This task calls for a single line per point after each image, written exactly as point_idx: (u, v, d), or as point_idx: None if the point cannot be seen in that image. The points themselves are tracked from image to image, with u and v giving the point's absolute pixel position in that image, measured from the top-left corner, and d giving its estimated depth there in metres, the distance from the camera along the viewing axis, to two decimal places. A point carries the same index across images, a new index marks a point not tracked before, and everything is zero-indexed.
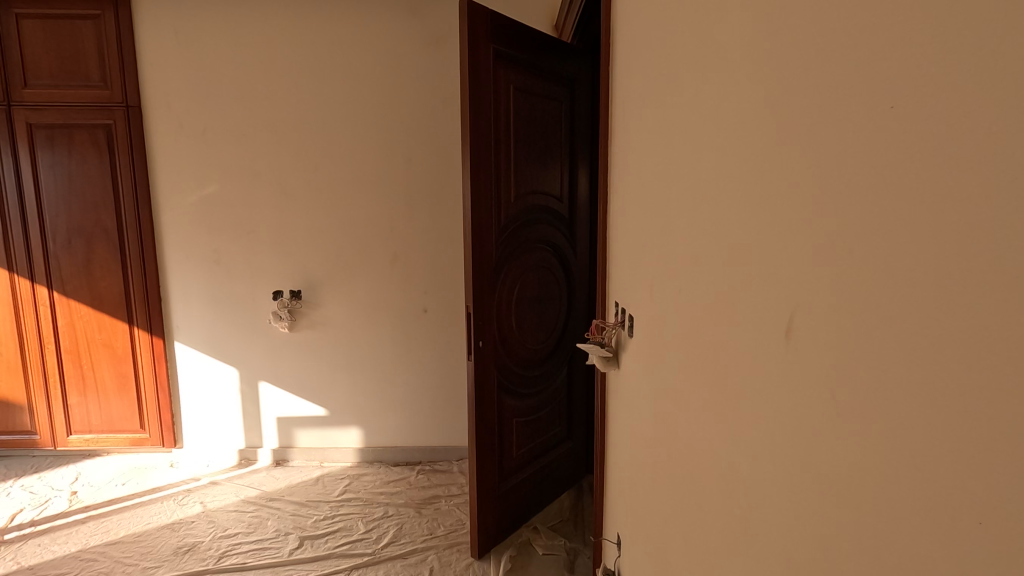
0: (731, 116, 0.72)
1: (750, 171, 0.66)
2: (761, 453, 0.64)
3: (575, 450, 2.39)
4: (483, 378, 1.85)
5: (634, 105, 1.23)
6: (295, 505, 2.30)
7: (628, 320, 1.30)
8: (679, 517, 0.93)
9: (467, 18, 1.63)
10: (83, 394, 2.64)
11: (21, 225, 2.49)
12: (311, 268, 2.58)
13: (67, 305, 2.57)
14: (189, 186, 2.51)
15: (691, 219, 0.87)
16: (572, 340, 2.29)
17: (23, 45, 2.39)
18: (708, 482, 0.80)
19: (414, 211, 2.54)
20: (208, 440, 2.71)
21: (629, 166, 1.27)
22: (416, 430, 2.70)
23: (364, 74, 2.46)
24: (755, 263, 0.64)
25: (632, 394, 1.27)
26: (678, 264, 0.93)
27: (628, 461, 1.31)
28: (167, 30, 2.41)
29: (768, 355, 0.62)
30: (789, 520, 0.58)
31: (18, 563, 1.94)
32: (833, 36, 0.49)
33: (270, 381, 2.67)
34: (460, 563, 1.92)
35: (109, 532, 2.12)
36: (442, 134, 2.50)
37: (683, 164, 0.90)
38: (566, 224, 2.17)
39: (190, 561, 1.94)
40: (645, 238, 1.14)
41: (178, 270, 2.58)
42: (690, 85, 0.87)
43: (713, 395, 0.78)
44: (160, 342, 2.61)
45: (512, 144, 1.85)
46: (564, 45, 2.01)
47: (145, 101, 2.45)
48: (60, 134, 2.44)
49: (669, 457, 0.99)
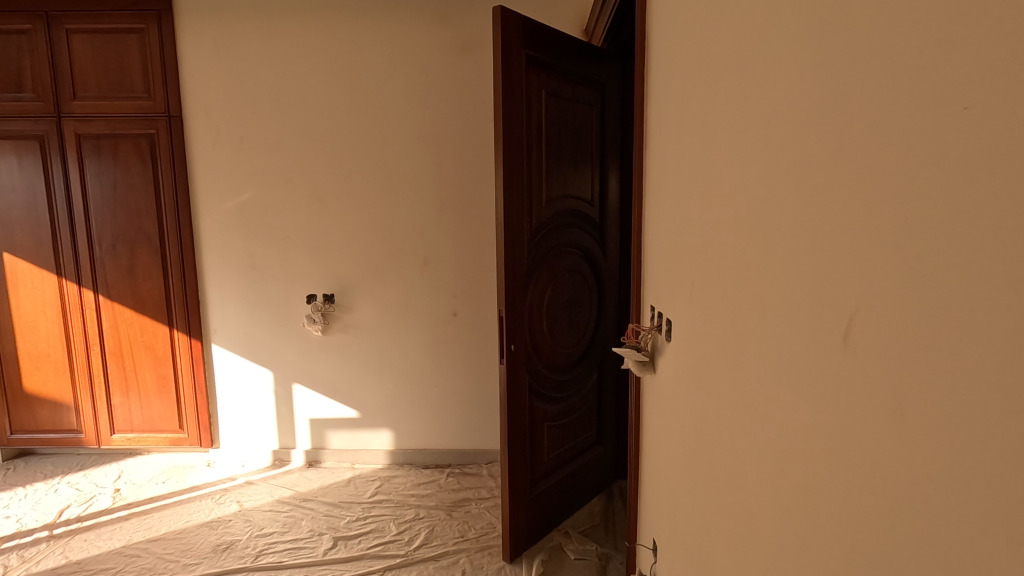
0: (780, 118, 0.71)
1: (802, 173, 0.65)
2: (814, 458, 0.63)
3: (605, 455, 2.37)
4: (515, 381, 1.85)
5: (672, 107, 1.22)
6: (328, 505, 2.34)
7: (665, 324, 1.29)
8: (723, 524, 0.92)
9: (500, 26, 1.64)
10: (126, 394, 2.73)
11: (70, 232, 2.60)
12: (343, 272, 2.62)
13: (111, 308, 2.66)
14: (227, 192, 2.58)
15: (735, 222, 0.86)
16: (603, 344, 2.27)
17: (73, 59, 2.49)
18: (756, 487, 0.79)
19: (445, 216, 2.57)
20: (244, 441, 2.77)
21: (667, 170, 1.27)
22: (446, 433, 2.71)
23: (396, 82, 2.49)
24: (808, 266, 0.64)
25: (670, 398, 1.26)
26: (722, 267, 0.92)
27: (666, 468, 1.30)
28: (207, 42, 2.49)
29: (822, 359, 0.61)
30: (845, 525, 0.57)
31: (66, 558, 2.01)
32: (893, 38, 0.49)
33: (304, 383, 2.71)
34: (492, 566, 1.92)
35: (150, 529, 2.19)
36: (473, 140, 2.52)
37: (727, 166, 0.90)
38: (597, 227, 2.16)
39: (228, 558, 1.98)
40: (683, 241, 1.13)
41: (216, 274, 2.65)
42: (735, 90, 0.86)
43: (761, 399, 0.77)
44: (198, 345, 2.69)
45: (543, 148, 1.85)
46: (595, 49, 2.01)
47: (186, 111, 2.53)
48: (105, 144, 2.54)
49: (710, 461, 0.98)
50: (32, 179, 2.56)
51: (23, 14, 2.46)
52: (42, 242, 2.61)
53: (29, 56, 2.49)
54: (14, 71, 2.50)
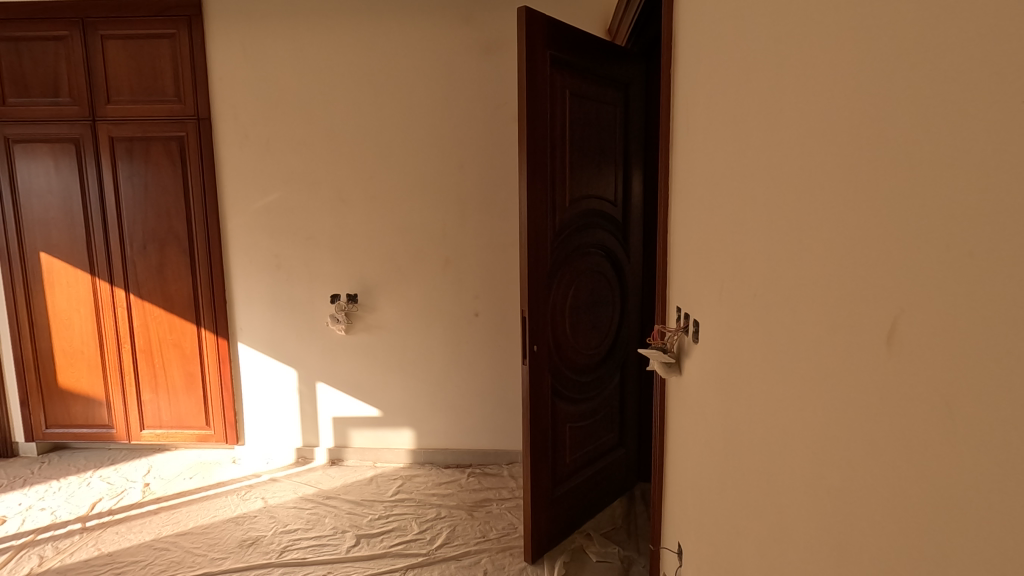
0: (819, 113, 0.69)
1: (843, 169, 0.64)
2: (853, 463, 0.62)
3: (627, 458, 2.35)
4: (537, 382, 1.85)
5: (701, 106, 1.21)
6: (350, 503, 2.36)
7: (692, 326, 1.28)
8: (754, 529, 0.90)
9: (525, 27, 1.64)
10: (155, 391, 2.79)
11: (103, 232, 2.67)
12: (366, 272, 2.65)
13: (141, 306, 2.72)
14: (253, 193, 2.63)
15: (768, 222, 0.85)
16: (625, 346, 2.25)
17: (107, 64, 2.56)
18: (791, 491, 0.77)
19: (467, 217, 2.57)
20: (269, 438, 2.81)
21: (695, 170, 1.25)
22: (467, 432, 2.72)
23: (419, 82, 2.51)
24: (849, 264, 0.62)
25: (697, 401, 1.24)
26: (754, 267, 0.90)
27: (692, 470, 1.29)
28: (235, 46, 2.54)
29: (863, 363, 0.59)
30: (887, 531, 0.55)
31: (98, 550, 2.07)
32: (943, 33, 0.47)
33: (327, 381, 2.74)
34: (514, 566, 1.92)
35: (178, 524, 2.23)
36: (496, 141, 2.53)
37: (759, 166, 0.88)
38: (620, 228, 2.15)
39: (254, 554, 2.01)
40: (712, 242, 1.12)
41: (243, 273, 2.69)
42: (770, 88, 0.85)
43: (797, 401, 0.75)
44: (225, 343, 2.74)
45: (567, 149, 1.85)
46: (618, 49, 2.00)
47: (214, 113, 2.58)
48: (137, 146, 2.60)
49: (740, 464, 0.97)
50: (68, 181, 2.64)
51: (60, 21, 2.53)
52: (77, 242, 2.69)
53: (66, 62, 2.57)
54: (51, 76, 2.58)
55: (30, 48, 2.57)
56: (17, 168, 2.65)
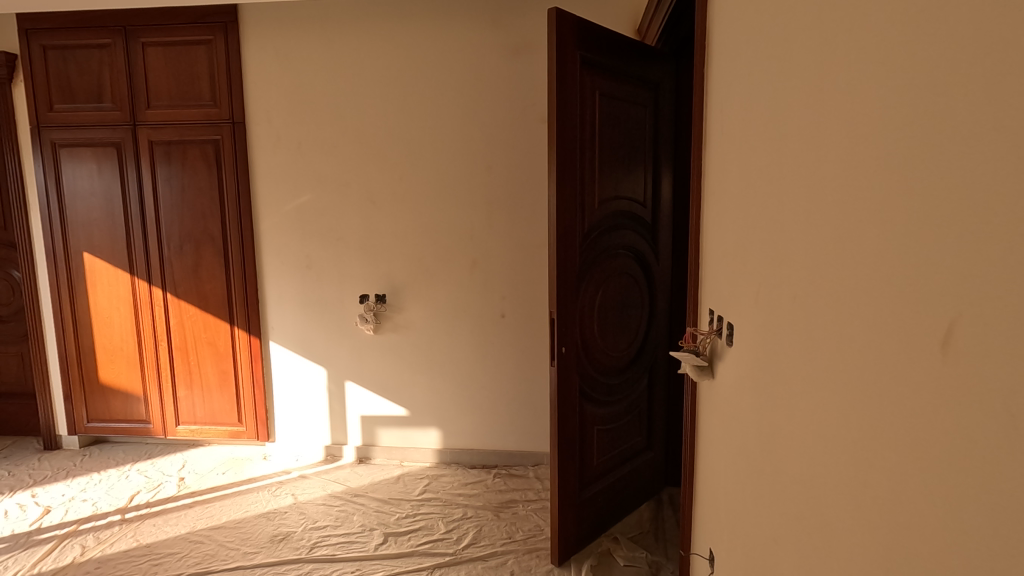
0: (866, 111, 0.68)
1: (892, 169, 0.62)
2: (903, 472, 0.60)
3: (654, 461, 2.33)
4: (566, 384, 1.85)
5: (736, 105, 1.19)
6: (378, 501, 2.39)
7: (726, 328, 1.26)
8: (793, 535, 0.88)
9: (555, 28, 1.64)
10: (190, 388, 2.87)
11: (142, 233, 2.75)
12: (395, 273, 2.68)
13: (177, 305, 2.80)
14: (286, 195, 2.68)
15: (808, 224, 0.83)
16: (653, 348, 2.23)
17: (148, 70, 2.64)
18: (833, 499, 0.76)
19: (494, 217, 2.58)
20: (299, 436, 2.86)
21: (729, 170, 1.23)
22: (492, 432, 2.72)
23: (447, 84, 2.53)
24: (901, 263, 0.60)
25: (731, 404, 1.22)
26: (794, 267, 0.88)
27: (725, 475, 1.26)
28: (269, 51, 2.59)
29: (915, 368, 0.58)
30: (943, 540, 0.53)
31: (137, 541, 2.13)
32: (1004, 28, 0.46)
33: (356, 381, 2.78)
34: (541, 568, 1.91)
35: (212, 517, 2.29)
36: (523, 142, 2.53)
37: (800, 166, 0.87)
38: (649, 229, 2.13)
39: (285, 549, 2.05)
40: (748, 243, 1.10)
41: (275, 273, 2.75)
42: (812, 86, 0.83)
43: (841, 404, 0.73)
44: (257, 341, 2.79)
45: (596, 149, 1.84)
46: (648, 48, 1.98)
47: (248, 117, 2.65)
48: (175, 150, 2.68)
49: (777, 469, 0.95)
50: (109, 184, 2.74)
51: (104, 29, 2.62)
52: (118, 243, 2.78)
53: (109, 69, 2.66)
54: (95, 83, 2.68)
55: (76, 56, 2.66)
56: (62, 171, 2.75)
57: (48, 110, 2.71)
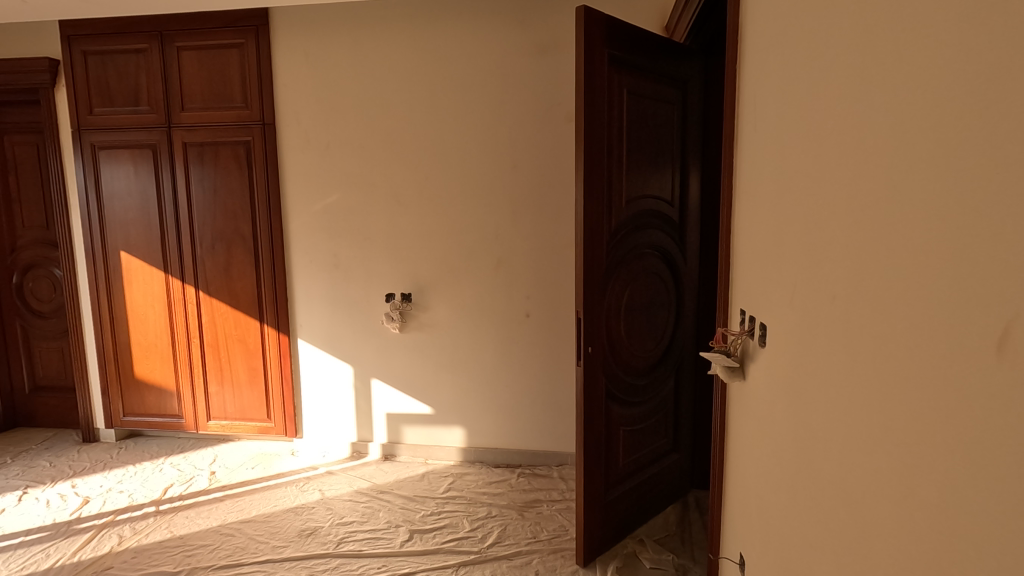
0: (912, 108, 0.66)
1: (941, 167, 0.60)
2: (952, 477, 0.58)
3: (681, 463, 2.30)
4: (592, 384, 1.84)
5: (770, 101, 1.17)
6: (403, 498, 2.41)
7: (758, 329, 1.23)
8: (831, 541, 0.86)
9: (583, 26, 1.63)
10: (221, 384, 2.93)
11: (176, 233, 2.83)
12: (420, 272, 2.70)
13: (209, 303, 2.87)
14: (315, 195, 2.73)
15: (849, 224, 0.81)
16: (680, 348, 2.20)
17: (182, 73, 2.71)
18: (875, 506, 0.73)
19: (519, 216, 2.58)
20: (326, 433, 2.90)
21: (763, 167, 1.20)
22: (517, 432, 2.72)
23: (473, 84, 2.54)
24: (953, 264, 0.58)
25: (764, 406, 1.19)
26: (834, 265, 0.86)
27: (756, 478, 1.24)
28: (299, 54, 2.64)
29: (967, 372, 0.55)
30: (998, 551, 0.51)
31: (170, 532, 2.19)
32: None
33: (382, 379, 2.81)
34: (566, 569, 1.90)
35: (242, 511, 2.34)
36: (549, 142, 2.52)
37: (839, 164, 0.84)
38: (676, 228, 2.11)
39: (313, 544, 2.08)
40: (784, 241, 1.07)
41: (304, 272, 2.79)
42: (852, 82, 0.81)
43: (886, 407, 0.71)
44: (286, 339, 2.84)
45: (624, 148, 1.82)
46: (676, 46, 1.96)
47: (278, 118, 2.69)
48: (208, 151, 2.75)
49: (814, 474, 0.93)
50: (145, 185, 2.81)
51: (141, 35, 2.70)
52: (153, 242, 2.85)
53: (146, 73, 2.74)
54: (133, 87, 2.76)
55: (114, 61, 2.75)
56: (101, 172, 2.84)
57: (88, 114, 2.80)
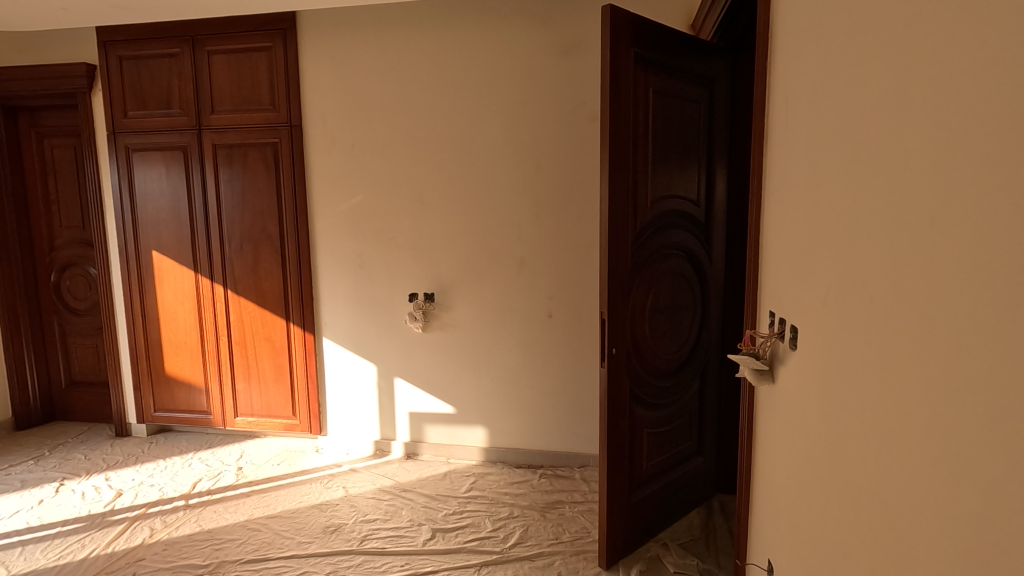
0: (951, 107, 0.64)
1: (984, 167, 0.58)
2: (996, 486, 0.56)
3: (705, 466, 2.27)
4: (616, 385, 1.82)
5: (801, 100, 1.14)
6: (426, 497, 2.42)
7: (788, 332, 1.21)
8: (866, 549, 0.84)
9: (609, 26, 1.62)
10: (248, 381, 2.98)
11: (206, 232, 2.89)
12: (443, 272, 2.71)
13: (237, 301, 2.93)
14: (341, 196, 2.76)
15: (885, 226, 0.79)
16: (705, 351, 2.18)
17: (212, 77, 2.77)
18: (913, 514, 0.71)
19: (541, 217, 2.58)
20: (350, 431, 2.93)
21: (795, 168, 1.18)
22: (539, 432, 2.71)
23: (496, 84, 2.54)
24: (997, 267, 0.56)
25: (795, 411, 1.17)
26: (870, 268, 0.84)
27: (786, 482, 1.22)
28: (325, 57, 2.68)
29: (1012, 377, 0.54)
30: None
31: (199, 526, 2.24)
32: None
33: (405, 377, 2.83)
34: (589, 570, 1.90)
35: (268, 506, 2.38)
36: (572, 142, 2.51)
37: (875, 165, 0.82)
38: (702, 229, 2.08)
39: (337, 540, 2.11)
40: (815, 244, 1.05)
41: (329, 272, 2.83)
42: (889, 80, 0.79)
43: (923, 412, 0.69)
44: (311, 337, 2.88)
45: (649, 148, 1.81)
46: (703, 45, 1.94)
47: (304, 120, 2.74)
48: (236, 152, 2.80)
49: (847, 480, 0.91)
50: (177, 186, 2.88)
51: (173, 39, 2.77)
52: (183, 241, 2.92)
53: (177, 76, 2.80)
54: (165, 90, 2.83)
55: (148, 65, 2.82)
56: (135, 174, 2.92)
57: (122, 117, 2.88)
